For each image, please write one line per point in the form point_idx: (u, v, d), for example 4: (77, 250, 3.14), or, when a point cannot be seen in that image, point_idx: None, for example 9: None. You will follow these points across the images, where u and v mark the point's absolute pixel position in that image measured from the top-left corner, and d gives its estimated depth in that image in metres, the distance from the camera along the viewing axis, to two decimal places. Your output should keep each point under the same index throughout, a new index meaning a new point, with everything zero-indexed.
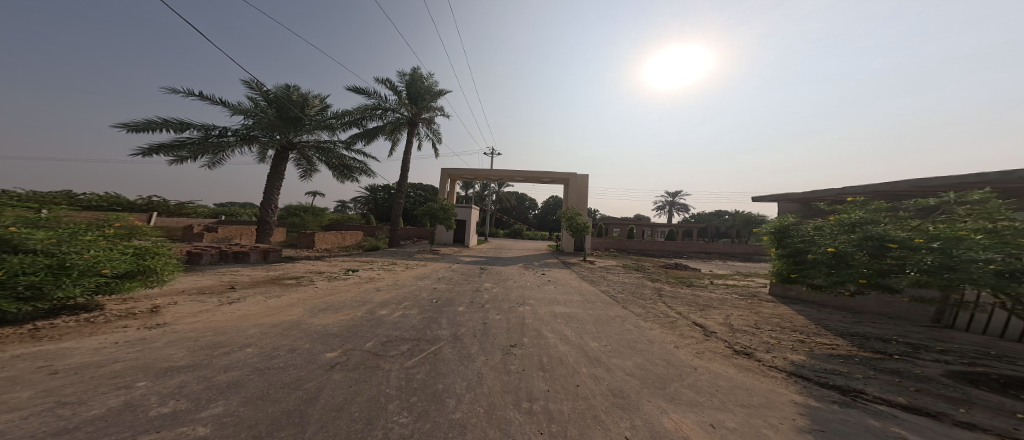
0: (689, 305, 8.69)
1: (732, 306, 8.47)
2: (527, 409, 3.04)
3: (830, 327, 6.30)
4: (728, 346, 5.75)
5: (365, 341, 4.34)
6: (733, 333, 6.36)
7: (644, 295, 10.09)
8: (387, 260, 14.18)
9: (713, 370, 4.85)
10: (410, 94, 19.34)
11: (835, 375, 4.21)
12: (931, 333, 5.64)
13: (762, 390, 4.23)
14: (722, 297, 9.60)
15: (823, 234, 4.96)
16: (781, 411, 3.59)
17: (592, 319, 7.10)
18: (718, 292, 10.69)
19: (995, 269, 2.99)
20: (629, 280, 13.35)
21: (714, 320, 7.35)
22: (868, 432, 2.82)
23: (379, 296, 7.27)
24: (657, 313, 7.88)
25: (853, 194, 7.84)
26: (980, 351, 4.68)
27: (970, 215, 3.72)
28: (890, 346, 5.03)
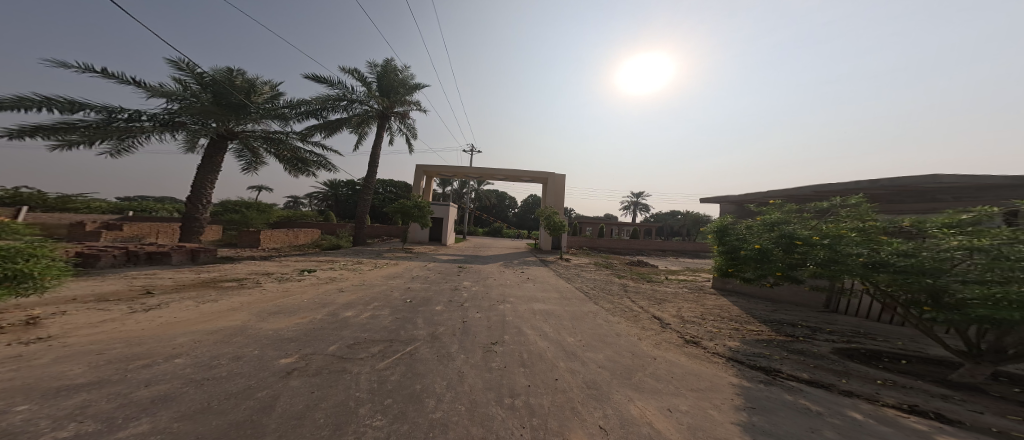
0: (649, 300, 9.25)
1: (682, 299, 9.17)
2: (509, 405, 3.13)
3: (755, 315, 7.04)
4: (680, 336, 6.23)
5: (327, 345, 4.18)
6: (683, 324, 6.89)
7: (612, 291, 10.57)
8: (351, 259, 13.62)
9: (668, 358, 5.25)
10: (382, 87, 18.71)
11: (760, 358, 4.74)
12: (824, 317, 6.50)
13: (708, 374, 4.66)
14: (676, 291, 10.38)
15: (752, 233, 5.54)
16: (723, 393, 3.98)
17: (564, 315, 7.35)
18: (675, 286, 11.48)
19: (864, 261, 3.51)
20: (600, 276, 13.90)
21: (674, 312, 7.88)
22: (787, 405, 3.24)
23: (345, 298, 6.98)
24: (622, 308, 8.31)
25: (772, 197, 8.79)
26: (856, 330, 5.50)
27: (850, 216, 4.40)
28: (795, 330, 5.74)
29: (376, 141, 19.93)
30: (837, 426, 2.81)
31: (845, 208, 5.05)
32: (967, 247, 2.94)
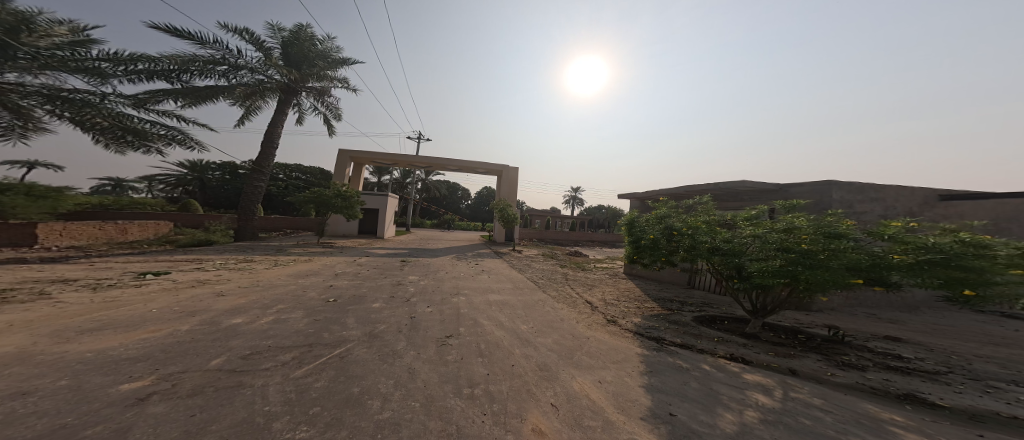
0: (584, 286, 10.05)
1: (604, 283, 10.23)
2: (469, 395, 3.21)
3: (646, 292, 8.68)
4: (603, 316, 6.94)
5: (207, 360, 3.68)
6: (605, 305, 7.68)
7: (556, 279, 11.17)
8: (234, 258, 11.78)
9: (601, 338, 5.77)
10: (289, 57, 16.77)
11: (653, 329, 5.83)
12: (689, 293, 8.52)
13: (614, 347, 5.39)
14: (601, 276, 11.48)
15: (643, 225, 6.88)
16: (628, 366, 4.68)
17: (510, 303, 7.55)
18: (601, 273, 12.63)
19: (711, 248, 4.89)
20: (546, 266, 14.53)
21: (602, 296, 8.67)
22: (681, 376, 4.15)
23: (219, 304, 6.04)
24: (567, 295, 8.83)
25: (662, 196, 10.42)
26: (705, 302, 7.53)
27: (702, 211, 6.03)
28: (672, 304, 7.44)
29: (276, 118, 17.64)
30: (699, 379, 4.00)
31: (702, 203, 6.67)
32: (760, 238, 4.66)
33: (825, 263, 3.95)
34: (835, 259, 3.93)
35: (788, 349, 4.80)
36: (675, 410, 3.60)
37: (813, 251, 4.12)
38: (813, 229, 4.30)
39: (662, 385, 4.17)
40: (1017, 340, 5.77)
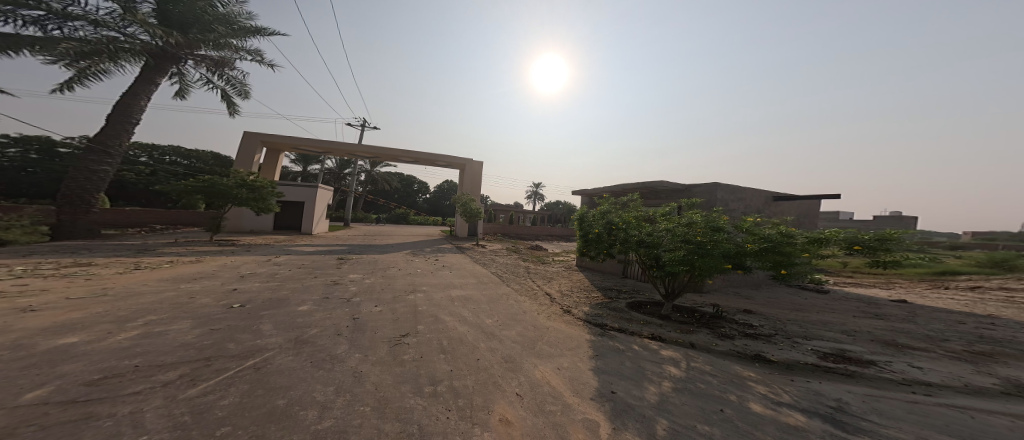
0: (545, 278, 10.38)
1: (561, 275, 10.71)
2: (431, 393, 3.22)
3: (590, 282, 9.40)
4: (559, 307, 7.24)
5: (14, 392, 2.67)
6: (559, 297, 8.00)
7: (519, 273, 11.39)
8: (80, 259, 9.18)
9: (559, 327, 6.04)
10: (161, 16, 13.90)
11: (599, 317, 6.37)
12: (623, 281, 9.42)
13: (567, 336, 5.65)
14: (559, 269, 11.97)
15: (587, 220, 7.46)
16: (578, 356, 4.91)
17: (469, 298, 7.56)
18: (558, 265, 13.13)
19: (643, 242, 5.59)
20: (509, 261, 14.72)
21: (558, 287, 9.06)
22: (630, 370, 4.51)
23: (23, 323, 4.33)
24: (530, 288, 9.07)
25: (605, 193, 11.19)
26: (635, 289, 8.46)
27: (632, 206, 6.73)
28: (611, 292, 8.20)
29: (141, 88, 14.76)
30: (633, 359, 4.83)
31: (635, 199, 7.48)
32: (669, 231, 5.41)
33: (708, 250, 4.85)
34: (716, 248, 4.89)
35: (692, 328, 5.83)
36: (616, 387, 4.20)
37: (704, 241, 4.98)
38: (703, 223, 5.19)
39: (615, 372, 4.55)
40: (809, 306, 7.92)
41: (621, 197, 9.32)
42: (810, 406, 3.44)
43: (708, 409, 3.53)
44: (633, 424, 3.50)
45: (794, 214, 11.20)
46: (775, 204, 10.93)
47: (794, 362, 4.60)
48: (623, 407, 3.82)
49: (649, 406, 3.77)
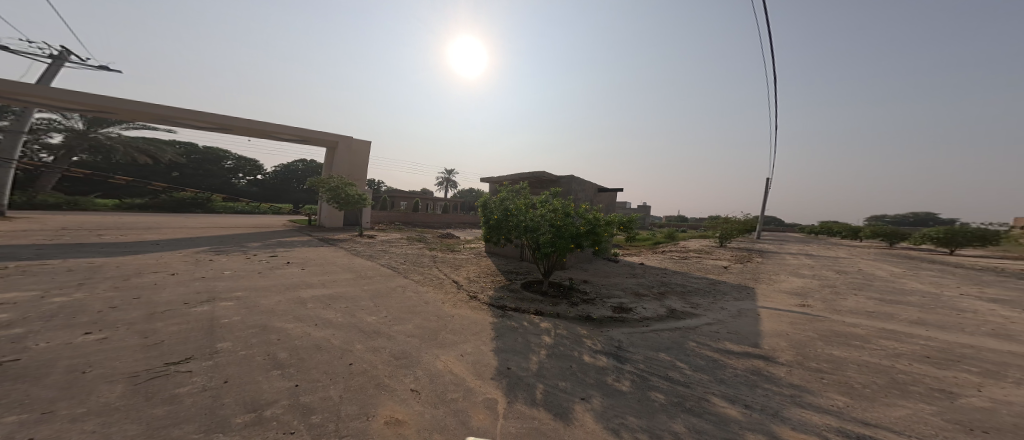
0: (452, 266, 10.43)
1: (475, 261, 10.91)
2: (254, 421, 2.64)
3: (493, 266, 9.95)
4: (467, 293, 7.42)
5: None
6: (469, 283, 8.21)
7: (422, 263, 11.07)
8: None
9: (464, 314, 6.17)
10: None
11: (498, 298, 6.90)
12: (521, 264, 10.29)
13: (475, 320, 5.88)
14: (473, 256, 12.08)
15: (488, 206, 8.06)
16: (466, 345, 4.99)
17: (339, 297, 6.66)
18: (470, 252, 13.28)
19: (521, 225, 6.31)
20: (410, 251, 13.98)
21: (468, 274, 9.23)
22: (525, 347, 4.98)
23: None
24: (432, 277, 8.94)
25: (508, 180, 11.77)
26: (529, 270, 9.40)
27: (522, 195, 7.49)
28: (509, 273, 8.92)
29: None
30: (521, 334, 5.35)
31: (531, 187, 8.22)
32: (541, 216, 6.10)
33: (562, 232, 5.63)
34: (566, 229, 5.68)
35: (559, 299, 6.89)
36: (511, 363, 4.65)
37: (562, 224, 5.73)
38: (560, 208, 5.92)
39: (512, 350, 4.98)
40: (643, 275, 10.09)
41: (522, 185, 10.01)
42: (606, 349, 4.90)
43: (567, 369, 4.45)
44: (522, 393, 4.05)
45: (605, 203, 13.96)
46: (598, 194, 13.44)
47: (605, 318, 5.93)
48: (514, 378, 4.31)
49: (532, 375, 4.40)
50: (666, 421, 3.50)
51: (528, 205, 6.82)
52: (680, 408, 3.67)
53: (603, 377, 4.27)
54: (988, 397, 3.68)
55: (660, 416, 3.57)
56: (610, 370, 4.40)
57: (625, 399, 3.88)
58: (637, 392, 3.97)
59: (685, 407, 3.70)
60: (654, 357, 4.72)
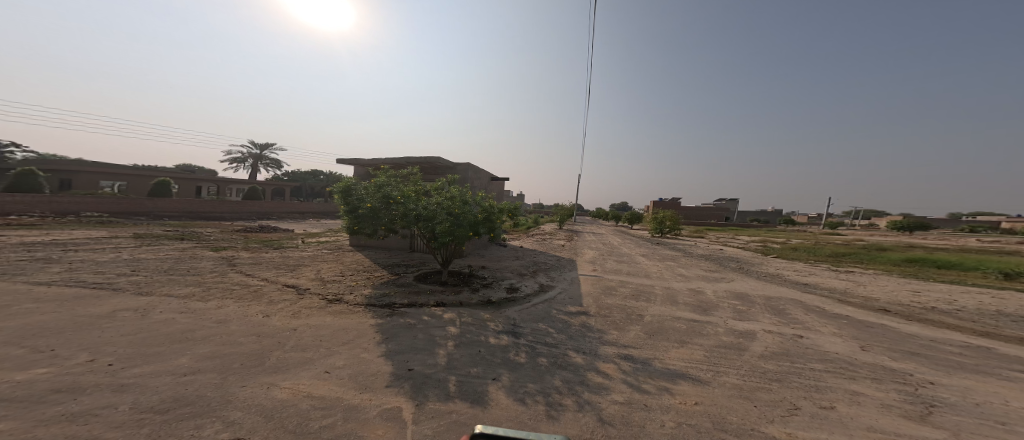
0: (277, 268, 8.29)
1: (322, 260, 9.17)
2: None
3: (373, 259, 9.07)
4: (322, 297, 6.56)
5: None
6: (325, 284, 7.22)
7: (203, 270, 8.08)
8: None
9: (311, 325, 5.62)
10: None
11: (384, 295, 6.38)
12: (406, 253, 9.86)
13: (353, 324, 5.63)
14: (314, 253, 10.03)
15: (366, 193, 7.44)
16: (316, 368, 4.46)
17: (42, 347, 4.21)
18: (318, 247, 11.16)
19: (414, 214, 6.25)
20: (171, 252, 9.68)
21: (318, 275, 7.88)
22: (423, 342, 5.00)
23: None
24: (227, 288, 7.03)
25: (383, 163, 10.34)
26: (420, 260, 9.23)
27: (411, 181, 7.16)
28: (396, 267, 8.46)
29: None
30: (423, 330, 5.33)
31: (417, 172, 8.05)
32: (438, 205, 6.02)
33: (460, 220, 5.78)
34: (464, 216, 5.93)
35: (460, 287, 7.16)
36: (412, 363, 4.57)
37: (459, 212, 5.86)
38: (457, 196, 6.01)
39: (410, 347, 4.91)
40: (520, 256, 11.41)
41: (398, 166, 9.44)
42: (505, 328, 5.47)
43: (475, 354, 4.71)
44: (433, 391, 4.07)
45: (496, 190, 15.53)
46: (492, 181, 14.65)
47: (501, 300, 6.55)
48: (421, 379, 4.28)
49: (441, 369, 4.47)
50: (550, 379, 4.28)
51: (419, 192, 6.73)
52: (556, 366, 4.52)
53: (507, 354, 4.73)
54: (702, 313, 6.48)
55: (547, 376, 4.33)
56: (510, 347, 4.91)
57: (524, 370, 4.44)
58: (531, 361, 4.61)
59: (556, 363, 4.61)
60: (543, 326, 5.58)
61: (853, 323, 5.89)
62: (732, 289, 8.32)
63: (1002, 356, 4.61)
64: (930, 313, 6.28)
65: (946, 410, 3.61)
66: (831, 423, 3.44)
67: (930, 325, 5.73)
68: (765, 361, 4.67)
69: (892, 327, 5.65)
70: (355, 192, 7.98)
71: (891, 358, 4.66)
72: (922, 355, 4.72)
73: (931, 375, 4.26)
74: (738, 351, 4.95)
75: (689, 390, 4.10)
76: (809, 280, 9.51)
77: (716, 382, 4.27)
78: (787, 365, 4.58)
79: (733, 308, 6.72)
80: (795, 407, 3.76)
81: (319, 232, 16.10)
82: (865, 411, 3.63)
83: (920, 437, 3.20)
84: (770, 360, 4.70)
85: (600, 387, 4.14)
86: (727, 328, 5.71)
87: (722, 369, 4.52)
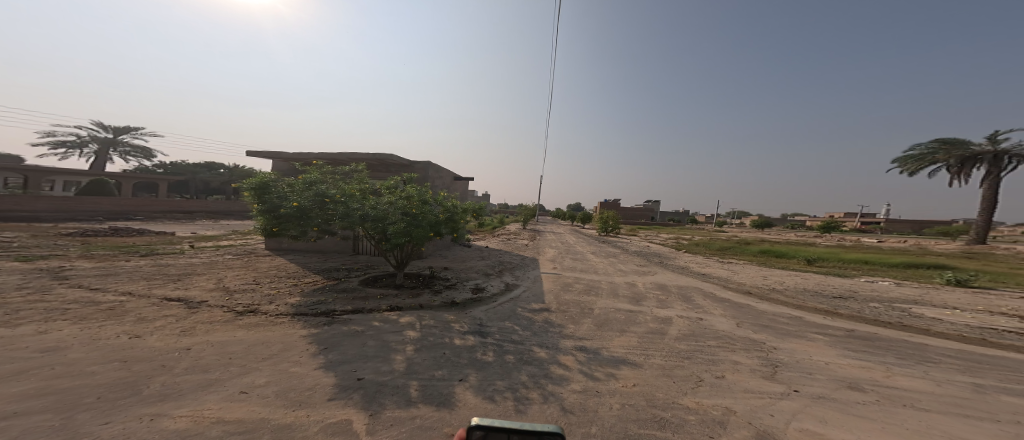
0: (151, 279, 6.44)
1: (223, 268, 7.53)
2: None
3: (309, 266, 8.16)
4: (229, 310, 5.41)
5: None
6: (231, 295, 5.96)
7: (16, 282, 5.75)
8: None
9: (216, 340, 4.55)
10: None
11: (319, 303, 5.81)
12: (349, 258, 9.14)
13: (278, 337, 4.74)
14: (211, 259, 8.19)
15: (292, 191, 6.49)
16: (228, 388, 3.64)
17: None
18: (220, 251, 9.21)
19: (360, 214, 5.79)
20: None
21: (221, 284, 6.47)
22: (373, 350, 4.54)
23: None
24: (61, 304, 5.17)
25: (317, 159, 9.30)
26: (368, 264, 8.73)
27: (357, 180, 6.76)
28: (338, 272, 7.75)
29: None
30: (374, 336, 4.91)
31: (356, 172, 7.48)
32: (392, 204, 5.83)
33: (419, 221, 5.78)
34: (423, 218, 5.88)
35: (420, 290, 6.87)
36: (361, 372, 4.10)
37: (417, 213, 5.85)
38: (416, 197, 6.01)
39: (357, 356, 4.39)
40: (478, 255, 11.61)
41: (327, 163, 8.56)
42: (472, 328, 5.42)
43: (439, 357, 4.53)
44: (390, 398, 3.71)
45: (460, 189, 15.45)
46: (456, 181, 14.48)
47: (467, 300, 6.51)
48: (374, 388, 3.85)
49: (400, 375, 4.12)
50: (516, 375, 4.37)
51: (364, 192, 6.29)
52: (522, 362, 4.64)
53: (473, 354, 4.68)
54: (637, 302, 7.54)
55: (513, 373, 4.42)
56: (477, 346, 4.87)
57: (492, 368, 4.45)
58: (499, 359, 4.64)
59: (521, 358, 4.75)
60: (509, 324, 5.72)
61: (737, 303, 7.68)
62: (658, 279, 9.91)
63: (812, 321, 6.64)
64: (776, 292, 8.62)
65: (786, 369, 4.99)
66: (721, 390, 4.40)
67: (778, 302, 7.83)
68: (679, 342, 5.66)
69: (756, 306, 7.53)
70: (275, 189, 6.88)
71: (756, 330, 6.22)
72: (772, 326, 6.43)
73: (777, 341, 5.81)
74: (661, 335, 5.89)
75: (629, 374, 4.66)
76: (710, 269, 11.92)
77: (647, 363, 4.97)
78: (694, 344, 5.64)
79: (659, 297, 8.01)
80: (701, 379, 4.66)
81: (218, 237, 13.13)
82: (743, 376, 4.74)
83: (772, 392, 4.36)
84: (683, 340, 5.72)
85: (561, 379, 4.39)
86: (654, 316, 6.76)
87: (651, 351, 5.29)
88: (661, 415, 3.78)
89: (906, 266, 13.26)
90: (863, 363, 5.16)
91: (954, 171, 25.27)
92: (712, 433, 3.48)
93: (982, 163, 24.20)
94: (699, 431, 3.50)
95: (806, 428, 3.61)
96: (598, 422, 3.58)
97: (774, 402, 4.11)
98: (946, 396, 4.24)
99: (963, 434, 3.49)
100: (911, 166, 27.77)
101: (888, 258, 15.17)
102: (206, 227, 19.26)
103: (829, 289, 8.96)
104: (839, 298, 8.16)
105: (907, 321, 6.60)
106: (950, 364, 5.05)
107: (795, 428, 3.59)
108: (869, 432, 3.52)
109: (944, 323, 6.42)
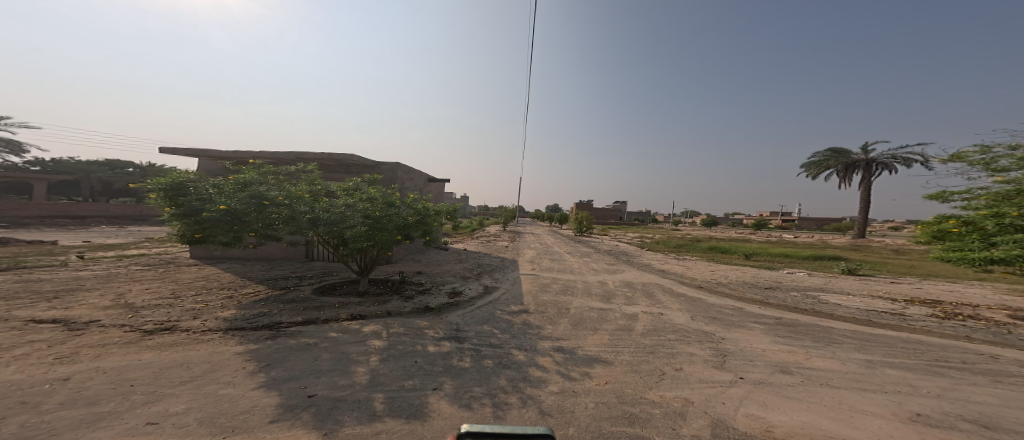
0: (15, 298, 5.04)
1: (127, 281, 6.23)
2: None
3: (251, 276, 7.25)
4: (134, 329, 4.40)
5: None
6: (138, 313, 4.89)
7: None
8: None
9: (114, 366, 3.53)
10: None
11: (263, 317, 5.10)
12: (300, 267, 8.35)
13: (202, 356, 3.89)
14: (111, 272, 6.76)
15: (220, 192, 5.58)
16: (132, 420, 2.75)
17: None
18: (124, 263, 7.71)
19: (309, 218, 5.24)
20: None
21: (125, 300, 5.32)
22: (326, 367, 3.91)
23: None
24: None
25: (259, 158, 8.49)
26: (325, 271, 8.06)
27: (306, 181, 6.14)
28: (289, 282, 7.00)
29: None
30: (328, 349, 4.35)
31: (303, 173, 6.82)
32: (351, 207, 5.41)
33: (382, 224, 5.48)
34: (388, 221, 5.59)
35: (387, 297, 6.45)
36: (313, 388, 3.48)
37: (381, 216, 5.55)
38: (380, 199, 5.71)
39: (307, 372, 3.77)
40: (449, 259, 11.38)
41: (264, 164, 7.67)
42: (448, 334, 5.20)
43: (410, 366, 4.15)
44: (351, 412, 3.17)
45: (434, 192, 15.15)
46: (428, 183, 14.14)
47: (443, 305, 6.34)
48: (328, 404, 3.24)
49: (361, 388, 3.59)
50: (496, 380, 4.10)
51: (314, 193, 5.72)
52: (501, 366, 4.43)
53: (449, 361, 4.39)
54: (607, 300, 7.86)
55: (492, 377, 4.15)
56: (453, 352, 4.62)
57: (469, 374, 4.13)
58: (476, 364, 4.39)
59: (499, 363, 4.53)
60: (487, 328, 5.59)
61: (693, 298, 8.40)
62: (625, 277, 10.48)
63: (750, 312, 7.53)
64: (722, 285, 9.71)
65: (733, 358, 5.35)
66: (681, 381, 4.49)
67: (723, 294, 8.79)
68: (645, 338, 5.94)
69: (706, 299, 8.32)
70: (197, 189, 5.89)
71: (707, 322, 6.83)
72: (719, 318, 7.14)
73: (725, 332, 6.43)
74: (629, 331, 6.17)
75: (602, 372, 4.59)
76: (668, 266, 12.98)
77: (617, 360, 5.01)
78: (657, 339, 5.94)
79: (627, 295, 8.43)
80: (663, 372, 4.74)
81: (125, 246, 10.96)
82: (697, 367, 4.95)
83: (721, 380, 4.57)
84: (648, 336, 6.03)
85: (539, 381, 4.19)
86: (623, 313, 7.10)
87: (621, 348, 5.43)
88: (630, 411, 3.71)
89: (813, 258, 15.94)
90: (790, 347, 5.82)
91: (841, 175, 31.28)
92: (675, 425, 3.49)
93: (859, 170, 30.43)
94: (663, 425, 3.48)
95: (752, 413, 3.78)
96: (575, 422, 3.38)
97: (725, 390, 4.29)
98: (850, 373, 4.87)
99: (866, 406, 3.93)
100: (812, 170, 32.93)
101: (801, 251, 18.01)
102: (104, 232, 16.15)
103: (761, 281, 10.34)
104: (768, 288, 9.52)
105: (818, 307, 7.87)
106: (849, 343, 6.01)
107: (743, 414, 3.75)
108: (800, 412, 3.79)
109: (843, 307, 7.78)
